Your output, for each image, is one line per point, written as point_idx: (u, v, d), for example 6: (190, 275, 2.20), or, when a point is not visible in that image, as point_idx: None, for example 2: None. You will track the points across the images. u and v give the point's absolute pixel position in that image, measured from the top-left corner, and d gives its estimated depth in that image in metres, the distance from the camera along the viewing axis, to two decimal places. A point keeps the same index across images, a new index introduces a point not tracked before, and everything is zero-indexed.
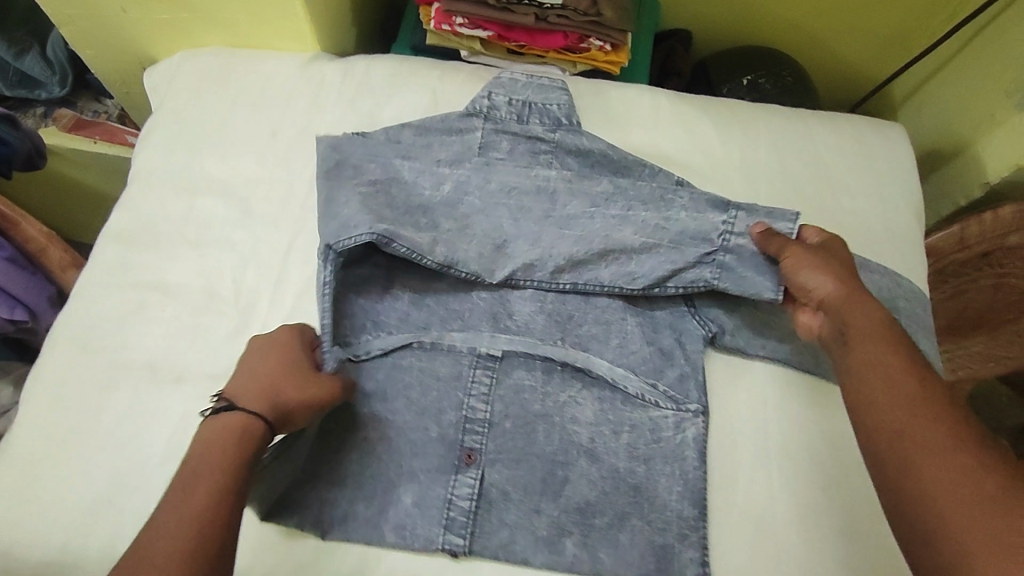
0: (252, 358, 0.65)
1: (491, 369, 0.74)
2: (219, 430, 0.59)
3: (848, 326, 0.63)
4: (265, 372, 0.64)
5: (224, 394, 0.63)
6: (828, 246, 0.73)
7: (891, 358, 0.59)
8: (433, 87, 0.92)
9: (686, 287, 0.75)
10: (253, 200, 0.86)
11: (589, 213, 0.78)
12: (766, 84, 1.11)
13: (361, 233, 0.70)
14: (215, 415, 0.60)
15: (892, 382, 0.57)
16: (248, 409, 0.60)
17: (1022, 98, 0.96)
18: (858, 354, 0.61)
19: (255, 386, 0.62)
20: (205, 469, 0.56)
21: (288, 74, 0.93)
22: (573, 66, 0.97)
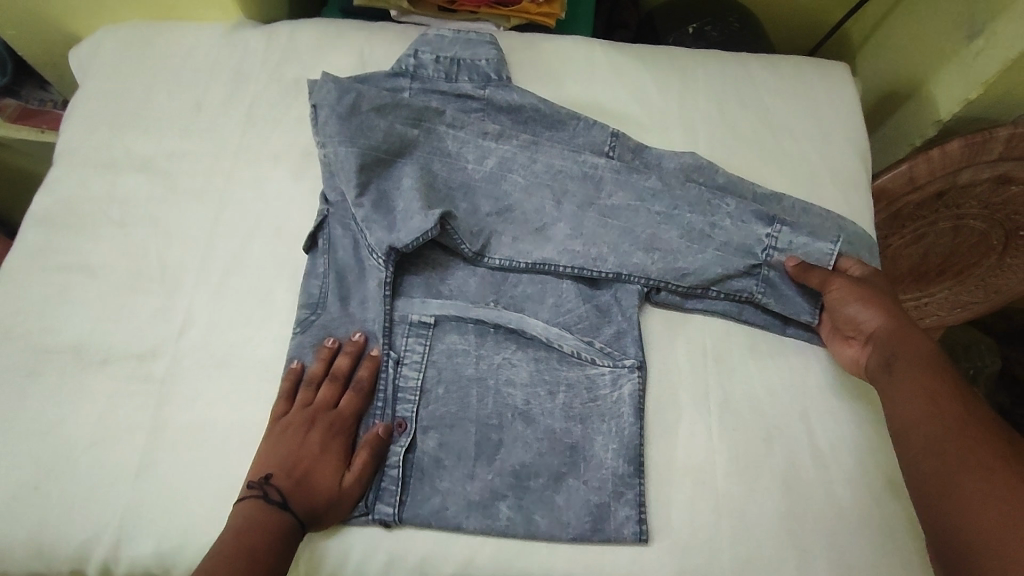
0: (319, 441, 0.65)
1: (423, 335, 0.72)
2: (264, 525, 0.60)
3: (895, 355, 0.65)
4: (329, 472, 0.64)
5: (273, 478, 0.62)
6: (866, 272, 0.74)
7: (930, 381, 0.61)
8: (360, 49, 0.88)
9: (728, 294, 0.75)
10: (178, 173, 0.80)
11: (632, 206, 0.77)
12: (712, 31, 1.07)
13: (428, 227, 0.71)
14: (259, 506, 0.61)
15: (931, 403, 0.59)
16: (295, 515, 0.61)
17: (972, 30, 0.91)
18: (902, 379, 0.63)
19: (310, 487, 0.63)
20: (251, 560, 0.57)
21: (212, 45, 0.88)
22: (506, 21, 0.94)
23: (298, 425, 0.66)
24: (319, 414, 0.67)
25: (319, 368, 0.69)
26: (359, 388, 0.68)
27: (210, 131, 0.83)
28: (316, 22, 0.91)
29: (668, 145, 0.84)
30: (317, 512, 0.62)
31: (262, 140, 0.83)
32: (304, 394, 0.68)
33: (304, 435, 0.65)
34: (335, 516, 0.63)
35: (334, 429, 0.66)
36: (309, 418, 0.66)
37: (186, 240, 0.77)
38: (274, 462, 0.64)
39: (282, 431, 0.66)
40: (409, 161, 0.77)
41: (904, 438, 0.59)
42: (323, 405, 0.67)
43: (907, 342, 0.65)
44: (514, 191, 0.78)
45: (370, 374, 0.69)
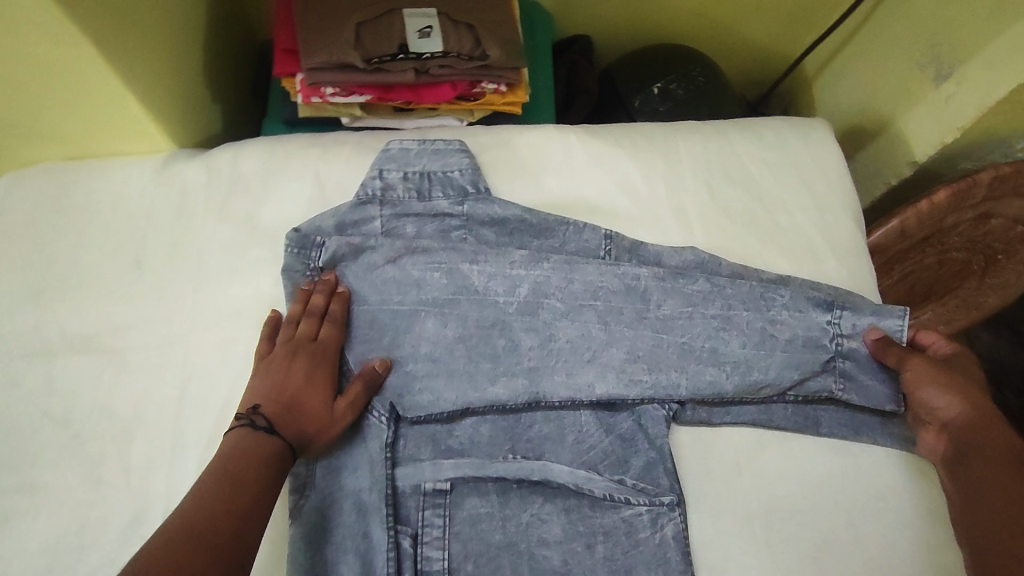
0: (303, 369, 0.65)
1: (441, 506, 0.65)
2: (255, 448, 0.58)
3: (980, 450, 0.62)
4: (315, 394, 0.64)
5: (260, 407, 0.61)
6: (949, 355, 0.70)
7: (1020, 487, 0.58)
8: (315, 169, 0.78)
9: (803, 397, 0.71)
10: (126, 350, 0.70)
11: (684, 314, 0.71)
12: (678, 89, 1.05)
13: (437, 386, 0.67)
14: (247, 433, 0.59)
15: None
16: (286, 440, 0.60)
17: (936, 70, 0.89)
18: (991, 481, 0.60)
19: (297, 411, 0.63)
20: (244, 482, 0.55)
21: (141, 185, 0.77)
22: (470, 114, 0.88)
23: (283, 359, 0.66)
24: (301, 346, 0.66)
25: (297, 309, 0.69)
26: (335, 320, 0.69)
27: (158, 291, 0.73)
28: (258, 141, 0.80)
29: (664, 238, 0.79)
30: (305, 439, 0.62)
31: (220, 293, 0.73)
32: (283, 333, 0.68)
33: (289, 365, 0.65)
34: (323, 443, 0.63)
35: (317, 355, 0.67)
36: (292, 352, 0.66)
37: (149, 430, 0.67)
38: (261, 394, 0.63)
39: (266, 367, 0.65)
40: (433, 309, 0.70)
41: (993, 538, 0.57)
42: (304, 337, 0.67)
43: (994, 440, 0.63)
44: (555, 320, 0.70)
45: (344, 309, 0.70)
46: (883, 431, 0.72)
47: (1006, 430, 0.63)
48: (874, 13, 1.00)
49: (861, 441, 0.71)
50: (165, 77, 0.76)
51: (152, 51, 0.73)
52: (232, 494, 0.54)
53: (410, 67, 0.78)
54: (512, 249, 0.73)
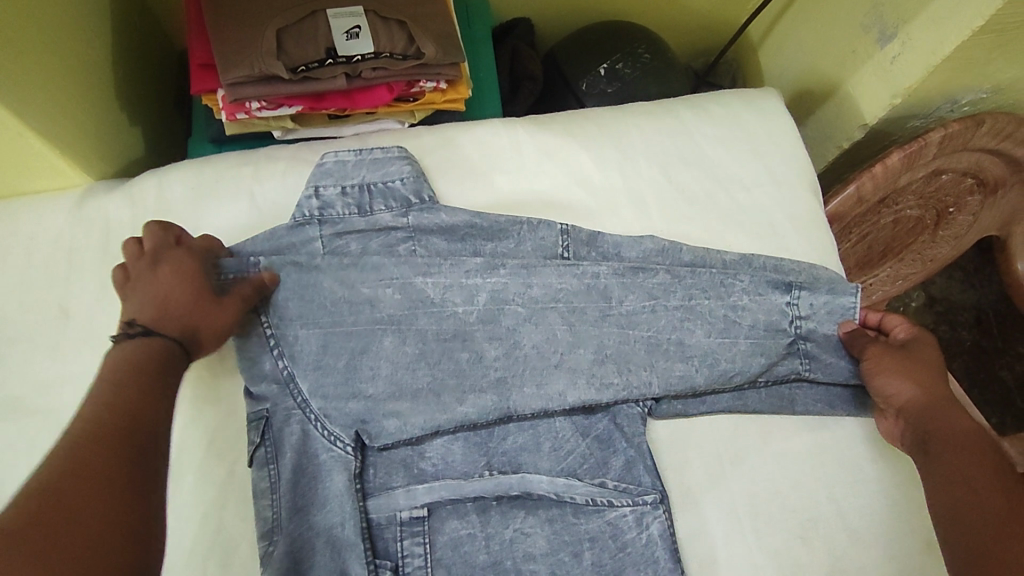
0: (169, 266, 0.62)
1: (420, 533, 0.63)
2: (141, 352, 0.55)
3: (942, 435, 0.62)
4: (181, 280, 0.61)
5: (136, 319, 0.58)
6: (911, 339, 0.69)
7: (982, 472, 0.58)
8: (249, 189, 0.73)
9: (774, 381, 0.71)
10: (63, 408, 0.66)
11: (647, 307, 0.70)
12: (625, 69, 1.02)
13: (408, 412, 0.65)
14: (127, 341, 0.57)
15: (984, 489, 0.57)
16: (169, 338, 0.58)
17: (881, 30, 0.88)
18: (952, 464, 0.59)
19: (169, 304, 0.59)
20: (124, 407, 0.50)
21: (59, 227, 0.71)
22: (411, 115, 0.84)
23: (144, 267, 0.62)
24: (162, 254, 0.63)
25: (152, 232, 0.65)
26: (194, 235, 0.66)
27: (91, 341, 0.68)
28: (184, 165, 0.74)
29: (622, 228, 0.77)
30: (190, 334, 0.59)
31: None
32: (132, 257, 0.63)
33: (154, 269, 0.62)
34: (216, 334, 0.61)
35: (194, 261, 0.63)
36: (152, 260, 0.63)
37: None
38: (132, 308, 0.59)
39: (131, 287, 0.61)
40: (388, 328, 0.66)
41: (954, 511, 0.57)
42: (160, 247, 0.64)
43: (954, 426, 0.62)
44: (518, 326, 0.68)
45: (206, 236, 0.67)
46: (857, 403, 0.72)
47: (960, 409, 0.64)
48: None
49: (835, 416, 0.71)
50: (70, 107, 0.70)
51: (50, 79, 0.67)
52: (114, 423, 0.48)
53: (340, 72, 0.74)
54: (465, 257, 0.70)
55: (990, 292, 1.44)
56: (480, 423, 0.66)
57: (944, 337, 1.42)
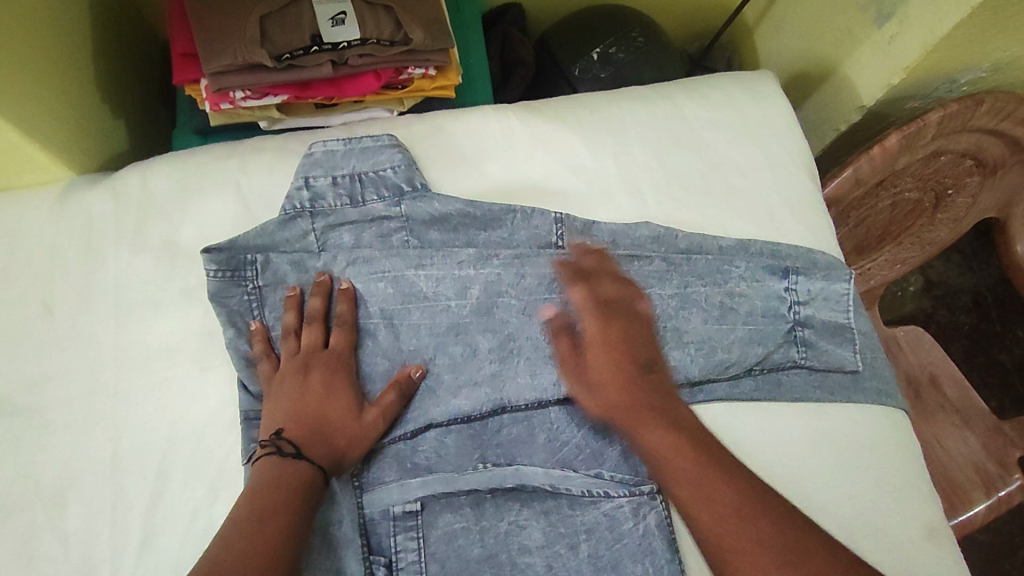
0: (318, 385, 0.63)
1: (415, 527, 0.62)
2: (289, 477, 0.56)
3: (652, 448, 0.59)
4: (341, 411, 0.62)
5: (283, 431, 0.60)
6: (634, 305, 0.67)
7: (706, 463, 0.57)
8: (236, 181, 0.72)
9: (769, 369, 0.70)
10: (50, 407, 0.65)
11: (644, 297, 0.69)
12: (618, 53, 1.00)
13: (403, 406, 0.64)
14: (278, 461, 0.57)
15: (729, 479, 0.55)
16: (316, 462, 0.58)
17: (878, 9, 0.87)
18: (667, 468, 0.58)
19: (325, 439, 0.60)
20: (268, 529, 0.52)
21: (41, 223, 0.70)
22: (400, 103, 0.82)
23: (294, 376, 0.63)
24: (311, 357, 0.64)
25: (318, 305, 0.65)
26: (345, 321, 0.66)
27: (76, 339, 0.67)
28: (168, 157, 0.73)
29: (616, 215, 0.75)
30: (337, 455, 0.60)
31: (147, 331, 0.67)
32: (287, 345, 0.65)
33: (302, 388, 0.62)
34: (360, 455, 0.61)
35: (332, 369, 0.64)
36: (304, 364, 0.64)
37: (85, 490, 0.62)
38: (282, 415, 0.61)
39: (278, 387, 0.63)
40: (380, 320, 0.67)
41: (678, 496, 0.56)
42: (312, 348, 0.64)
43: (650, 434, 0.60)
44: (512, 317, 0.67)
45: (352, 308, 0.66)
46: (856, 389, 0.71)
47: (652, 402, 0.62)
48: None
49: (835, 403, 0.70)
50: (51, 100, 0.69)
51: (28, 72, 0.65)
52: (260, 533, 0.52)
53: (326, 59, 0.72)
54: (457, 248, 0.69)
55: (989, 274, 1.44)
56: (476, 415, 0.65)
57: (943, 321, 1.41)
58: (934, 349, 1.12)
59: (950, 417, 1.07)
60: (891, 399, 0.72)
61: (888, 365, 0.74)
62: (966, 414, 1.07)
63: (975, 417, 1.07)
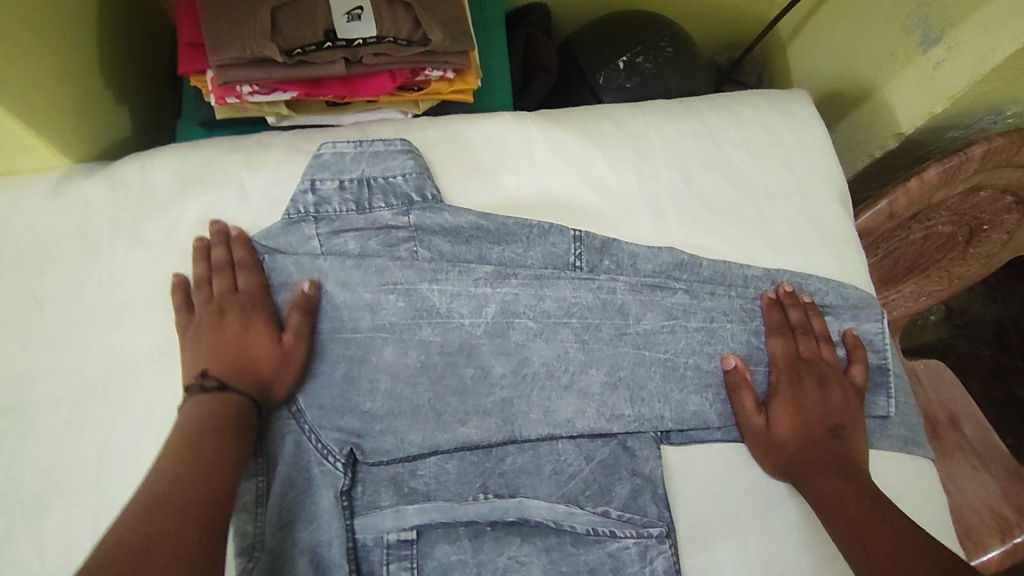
0: (233, 324, 0.61)
1: (408, 557, 0.59)
2: (213, 411, 0.55)
3: (818, 489, 0.59)
4: (260, 339, 0.60)
5: (209, 370, 0.58)
6: (819, 355, 0.67)
7: (869, 505, 0.56)
8: (240, 179, 0.68)
9: None
10: (34, 406, 0.62)
11: (666, 328, 0.67)
12: (645, 63, 0.96)
13: (409, 431, 0.61)
14: (200, 399, 0.56)
15: (883, 521, 0.55)
16: (242, 394, 0.57)
17: (924, 32, 0.82)
18: (835, 515, 0.57)
19: (247, 366, 0.59)
20: (200, 467, 0.51)
21: (37, 212, 0.67)
22: (415, 105, 0.79)
23: (209, 319, 0.61)
24: (224, 299, 0.62)
25: (221, 253, 0.63)
26: (248, 265, 0.63)
27: (65, 336, 0.64)
28: (170, 150, 0.70)
29: (637, 236, 0.72)
30: (265, 383, 0.59)
31: (140, 333, 0.64)
32: (201, 294, 0.62)
33: (217, 327, 0.60)
34: (287, 381, 0.60)
35: (247, 306, 0.62)
36: (218, 309, 0.61)
37: (66, 498, 0.59)
38: (200, 358, 0.59)
39: (195, 336, 0.61)
40: (390, 337, 0.63)
41: (845, 544, 0.55)
42: (224, 292, 0.62)
43: (825, 478, 0.59)
44: (528, 341, 0.65)
45: (251, 254, 0.64)
46: (882, 435, 0.67)
47: (822, 428, 0.63)
48: None
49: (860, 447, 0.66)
50: (52, 88, 0.65)
51: (28, 54, 0.62)
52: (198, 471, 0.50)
53: (340, 57, 0.69)
54: (472, 264, 0.66)
55: (1011, 307, 1.39)
56: (481, 445, 0.62)
57: (961, 353, 1.37)
58: (955, 387, 1.09)
59: (967, 458, 1.03)
60: (918, 448, 0.68)
61: (914, 409, 0.71)
62: (986, 456, 1.04)
63: (995, 460, 1.03)
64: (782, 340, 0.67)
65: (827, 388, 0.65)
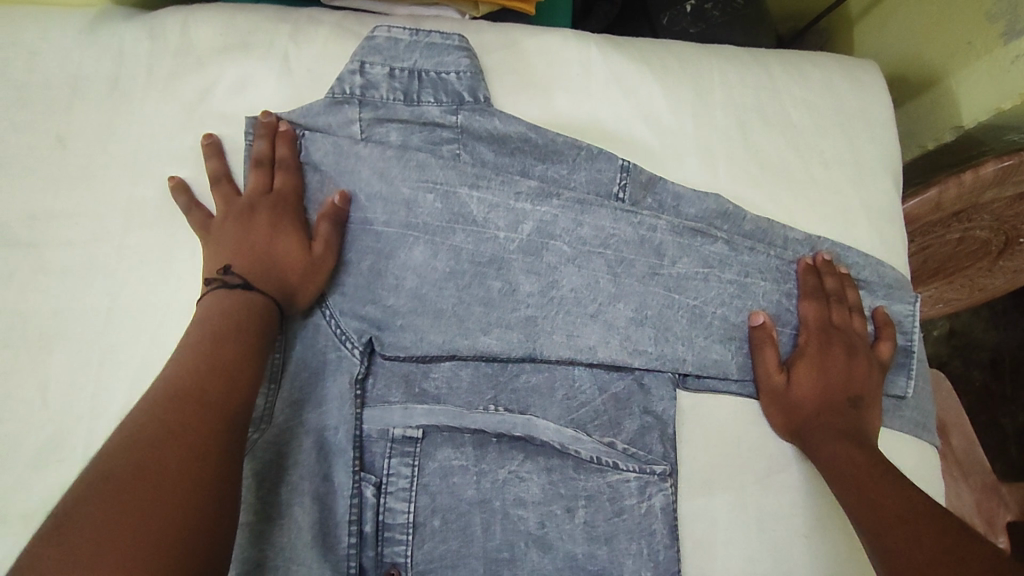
0: (261, 221, 0.58)
1: (410, 455, 0.58)
2: (234, 305, 0.54)
3: (827, 450, 0.60)
4: (287, 245, 0.58)
5: (232, 267, 0.56)
6: (849, 323, 0.66)
7: (874, 470, 0.58)
8: (285, 50, 0.65)
9: None
10: (46, 247, 0.60)
11: (700, 274, 0.65)
12: (713, 11, 0.93)
13: (429, 332, 0.60)
14: (220, 295, 0.55)
15: (887, 486, 0.56)
16: (266, 295, 0.56)
17: (1010, 23, 0.78)
18: (842, 477, 0.59)
19: (271, 268, 0.57)
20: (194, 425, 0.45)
21: (70, 48, 0.63)
22: (475, 8, 0.75)
23: (236, 217, 0.59)
24: (250, 197, 0.59)
25: (262, 148, 0.60)
26: (288, 164, 0.61)
27: (86, 181, 0.61)
28: (217, 7, 0.66)
29: (684, 179, 0.69)
30: (287, 288, 0.57)
31: (163, 191, 0.61)
32: (227, 189, 0.60)
33: (244, 226, 0.58)
34: (312, 290, 0.58)
35: (277, 205, 0.59)
36: (247, 206, 0.59)
37: (70, 343, 0.58)
38: (223, 255, 0.57)
39: (221, 228, 0.59)
40: (422, 236, 0.61)
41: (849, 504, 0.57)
42: (257, 190, 0.59)
43: (836, 441, 0.60)
44: (560, 264, 0.63)
45: (292, 149, 0.61)
46: (893, 414, 0.67)
47: (839, 394, 0.63)
48: None
49: None
50: None
51: None
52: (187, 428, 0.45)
53: None
54: (515, 177, 0.64)
55: (1014, 336, 1.38)
56: (502, 359, 0.61)
57: (954, 372, 1.37)
58: (949, 397, 1.08)
59: (949, 468, 1.04)
60: (925, 433, 0.68)
61: (929, 396, 0.71)
62: (967, 468, 1.04)
63: (974, 473, 1.04)
64: (816, 302, 0.66)
65: (850, 353, 0.65)
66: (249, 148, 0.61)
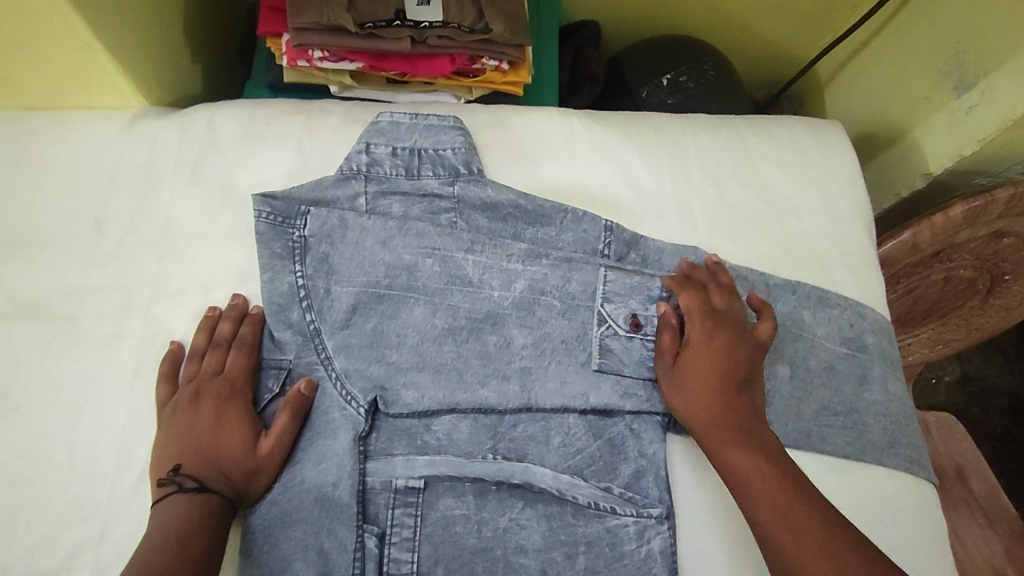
0: (210, 410, 0.60)
1: (414, 505, 0.60)
2: (185, 509, 0.54)
3: (737, 464, 0.57)
4: (234, 436, 0.59)
5: (181, 467, 0.57)
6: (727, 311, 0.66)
7: (786, 477, 0.56)
8: (298, 137, 0.73)
9: (807, 417, 0.68)
10: (80, 319, 0.65)
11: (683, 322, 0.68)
12: (688, 83, 1.01)
13: (430, 386, 0.64)
14: (175, 498, 0.55)
15: (809, 515, 0.54)
16: (218, 493, 0.56)
17: (958, 78, 0.86)
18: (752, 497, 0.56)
19: (219, 464, 0.57)
20: (189, 546, 0.51)
21: (109, 143, 0.72)
22: (468, 91, 0.84)
23: (187, 403, 0.60)
24: (205, 383, 0.61)
25: (225, 328, 0.64)
26: (246, 344, 0.63)
27: (119, 259, 0.68)
28: (238, 103, 0.74)
29: (665, 234, 0.74)
30: (239, 485, 0.57)
31: (187, 265, 0.68)
32: (188, 369, 0.63)
33: (193, 414, 0.60)
34: (263, 480, 0.59)
35: (227, 391, 0.61)
36: (198, 390, 0.61)
37: (97, 408, 0.62)
38: (172, 453, 0.58)
39: (171, 415, 0.60)
40: (422, 296, 0.66)
41: (759, 518, 0.55)
42: (208, 373, 0.62)
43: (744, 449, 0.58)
44: (552, 318, 0.67)
45: (255, 330, 0.64)
46: (888, 452, 0.69)
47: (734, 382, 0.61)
48: (882, 30, 1.00)
49: (864, 461, 0.68)
50: (138, 26, 0.70)
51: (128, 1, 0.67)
52: (179, 543, 0.51)
53: (406, 35, 0.75)
54: (508, 240, 0.69)
55: None
56: (501, 410, 0.64)
57: (973, 419, 1.33)
58: (965, 441, 1.04)
59: (973, 514, 0.99)
60: (920, 470, 0.70)
61: (919, 434, 0.72)
62: (989, 512, 0.99)
63: (998, 517, 0.98)
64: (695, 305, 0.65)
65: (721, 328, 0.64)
66: (213, 328, 0.64)
